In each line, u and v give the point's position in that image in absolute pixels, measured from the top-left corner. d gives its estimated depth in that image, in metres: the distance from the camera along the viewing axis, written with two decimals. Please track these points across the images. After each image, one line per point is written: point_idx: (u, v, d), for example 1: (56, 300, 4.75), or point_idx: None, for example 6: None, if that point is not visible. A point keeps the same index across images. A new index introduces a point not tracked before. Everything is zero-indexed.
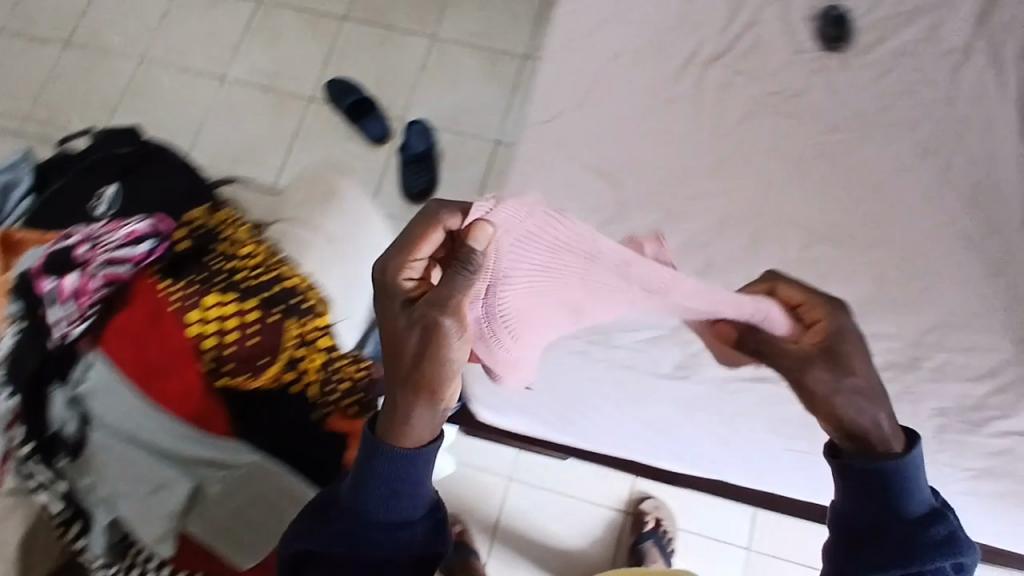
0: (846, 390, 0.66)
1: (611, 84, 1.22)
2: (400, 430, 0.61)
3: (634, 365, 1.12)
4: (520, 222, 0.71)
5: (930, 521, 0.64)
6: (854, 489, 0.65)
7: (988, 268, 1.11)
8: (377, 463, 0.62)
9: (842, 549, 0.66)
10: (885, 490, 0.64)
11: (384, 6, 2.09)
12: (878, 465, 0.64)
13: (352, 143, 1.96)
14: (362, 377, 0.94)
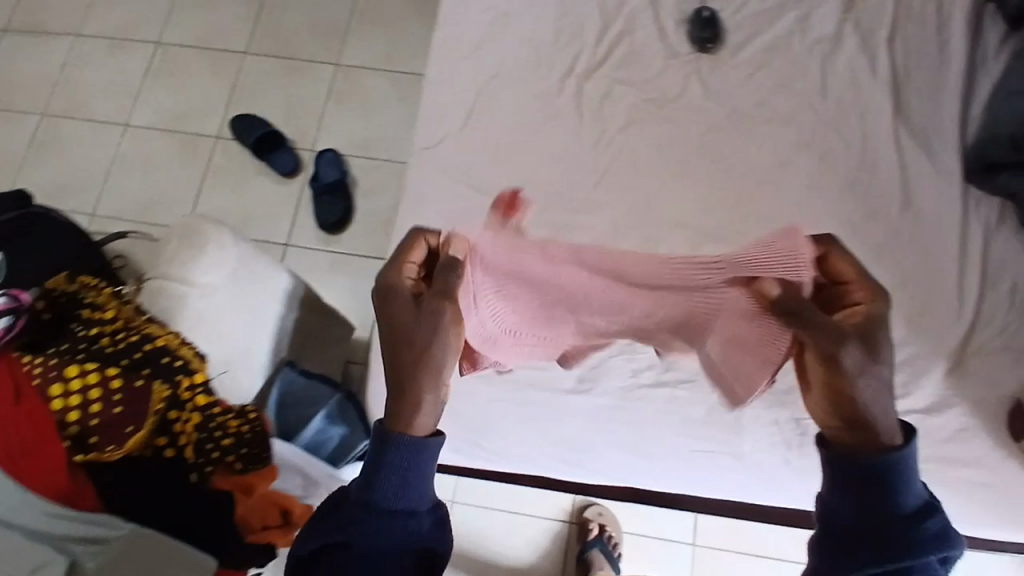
0: (869, 374, 0.59)
1: (493, 105, 1.24)
2: (406, 420, 0.61)
3: (533, 383, 1.12)
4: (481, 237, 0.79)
5: (923, 515, 0.59)
6: (846, 486, 0.60)
7: (874, 251, 1.12)
8: (388, 452, 0.60)
9: (832, 550, 0.61)
10: (877, 484, 0.59)
11: (286, 36, 2.06)
12: (874, 459, 0.59)
13: (264, 178, 1.93)
14: (244, 432, 0.91)
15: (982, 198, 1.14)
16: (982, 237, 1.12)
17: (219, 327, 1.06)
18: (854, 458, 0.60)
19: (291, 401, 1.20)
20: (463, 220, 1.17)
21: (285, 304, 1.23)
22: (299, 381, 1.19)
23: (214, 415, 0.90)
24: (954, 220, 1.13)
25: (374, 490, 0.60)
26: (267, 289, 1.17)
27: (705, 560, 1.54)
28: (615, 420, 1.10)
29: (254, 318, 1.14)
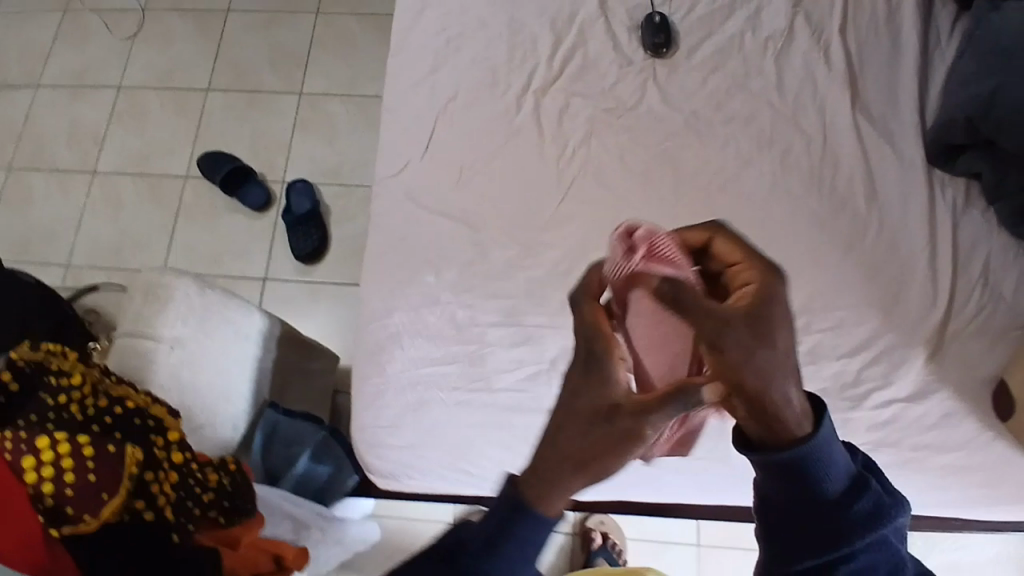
0: (757, 363, 0.50)
1: (454, 127, 1.23)
2: (542, 496, 0.54)
3: (521, 408, 1.10)
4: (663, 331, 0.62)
5: (852, 494, 0.54)
6: (779, 480, 0.54)
7: (842, 242, 1.12)
8: (519, 526, 0.54)
9: (767, 550, 0.57)
10: (796, 479, 0.53)
11: (247, 69, 2.05)
12: (788, 454, 0.53)
13: (236, 215, 1.91)
14: (225, 484, 0.90)
15: (947, 180, 1.14)
16: (951, 220, 1.12)
17: (195, 378, 1.07)
18: (769, 450, 0.54)
19: (275, 444, 1.17)
20: (433, 247, 1.17)
21: (261, 346, 1.22)
22: (283, 422, 1.18)
23: (193, 470, 0.88)
24: (919, 204, 1.13)
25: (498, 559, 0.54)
26: (239, 331, 1.16)
27: (712, 560, 1.53)
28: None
29: (227, 363, 1.13)
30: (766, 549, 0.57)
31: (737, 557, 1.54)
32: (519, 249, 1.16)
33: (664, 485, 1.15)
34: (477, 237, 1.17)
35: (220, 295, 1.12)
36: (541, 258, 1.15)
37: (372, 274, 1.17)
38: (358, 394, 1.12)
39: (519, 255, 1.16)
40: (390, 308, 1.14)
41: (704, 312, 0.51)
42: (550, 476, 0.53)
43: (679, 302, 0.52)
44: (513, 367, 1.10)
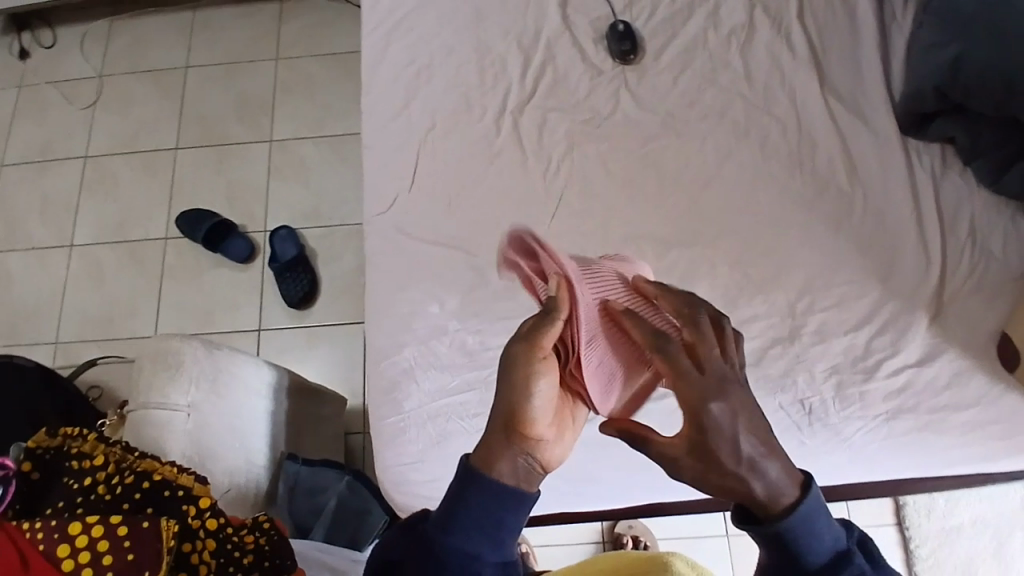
0: (718, 477, 0.54)
1: (437, 156, 1.24)
2: (487, 460, 0.64)
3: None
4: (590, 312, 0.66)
5: (838, 568, 0.57)
6: (770, 552, 0.57)
7: (831, 221, 1.15)
8: (467, 494, 0.63)
9: None
10: (784, 552, 0.57)
11: (214, 123, 2.04)
12: (770, 529, 0.56)
13: (221, 269, 1.90)
14: (263, 542, 0.89)
15: (922, 148, 1.17)
16: (932, 185, 1.15)
17: (218, 441, 1.06)
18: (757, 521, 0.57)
19: (300, 495, 1.17)
20: (433, 278, 1.17)
21: (274, 399, 1.22)
22: (303, 474, 1.17)
23: (229, 533, 0.87)
24: (900, 174, 1.16)
25: (453, 527, 0.63)
26: (251, 386, 1.15)
27: (743, 546, 1.55)
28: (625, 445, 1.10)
29: (243, 420, 1.12)
30: None
31: None
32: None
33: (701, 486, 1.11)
34: (475, 262, 1.18)
35: (226, 352, 1.11)
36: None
37: (375, 313, 1.17)
38: (377, 436, 1.11)
39: None
40: (400, 344, 1.14)
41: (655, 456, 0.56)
42: (487, 439, 0.64)
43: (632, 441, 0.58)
44: None
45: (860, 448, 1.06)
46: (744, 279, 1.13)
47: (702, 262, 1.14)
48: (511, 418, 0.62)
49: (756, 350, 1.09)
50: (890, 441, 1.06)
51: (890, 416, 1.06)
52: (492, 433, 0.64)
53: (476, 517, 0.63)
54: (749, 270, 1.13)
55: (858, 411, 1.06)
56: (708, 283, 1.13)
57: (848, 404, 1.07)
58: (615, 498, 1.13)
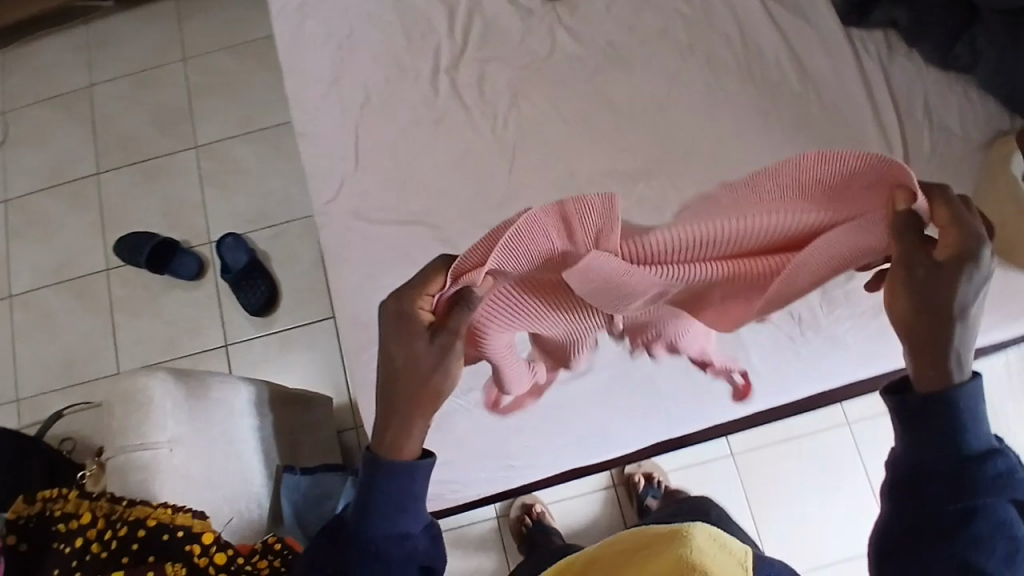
0: (937, 318, 0.64)
1: (378, 131, 1.18)
2: (398, 446, 0.72)
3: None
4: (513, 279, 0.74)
5: (992, 459, 0.65)
6: (909, 426, 0.67)
7: (789, 125, 1.12)
8: (379, 479, 0.71)
9: (907, 490, 0.67)
10: (947, 430, 0.65)
11: (134, 138, 1.92)
12: (938, 402, 0.65)
13: (174, 291, 1.81)
14: (276, 565, 0.86)
15: (867, 37, 1.15)
16: (882, 72, 1.13)
17: (204, 472, 1.00)
18: (916, 397, 0.66)
19: (308, 500, 1.15)
20: (399, 258, 1.12)
21: (257, 413, 1.17)
22: (306, 481, 1.15)
23: (242, 563, 0.83)
24: (850, 65, 1.13)
25: (372, 517, 0.71)
26: (230, 406, 1.10)
27: (750, 464, 1.57)
28: (630, 388, 1.07)
29: (232, 443, 1.08)
30: (904, 489, 0.67)
31: (773, 454, 1.57)
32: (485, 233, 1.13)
33: (706, 415, 1.08)
34: (439, 235, 1.13)
35: (195, 378, 1.05)
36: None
37: (346, 306, 1.11)
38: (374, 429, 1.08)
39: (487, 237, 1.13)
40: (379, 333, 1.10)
41: (910, 308, 0.64)
42: (400, 422, 0.71)
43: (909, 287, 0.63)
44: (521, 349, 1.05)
45: (857, 347, 1.05)
46: None
47: (669, 190, 1.11)
48: (421, 394, 0.71)
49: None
50: (885, 333, 1.04)
51: (878, 310, 1.04)
52: (402, 416, 0.71)
53: (391, 500, 0.72)
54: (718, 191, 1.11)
55: (848, 311, 1.04)
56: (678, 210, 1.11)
57: (836, 306, 1.05)
58: (622, 447, 1.10)
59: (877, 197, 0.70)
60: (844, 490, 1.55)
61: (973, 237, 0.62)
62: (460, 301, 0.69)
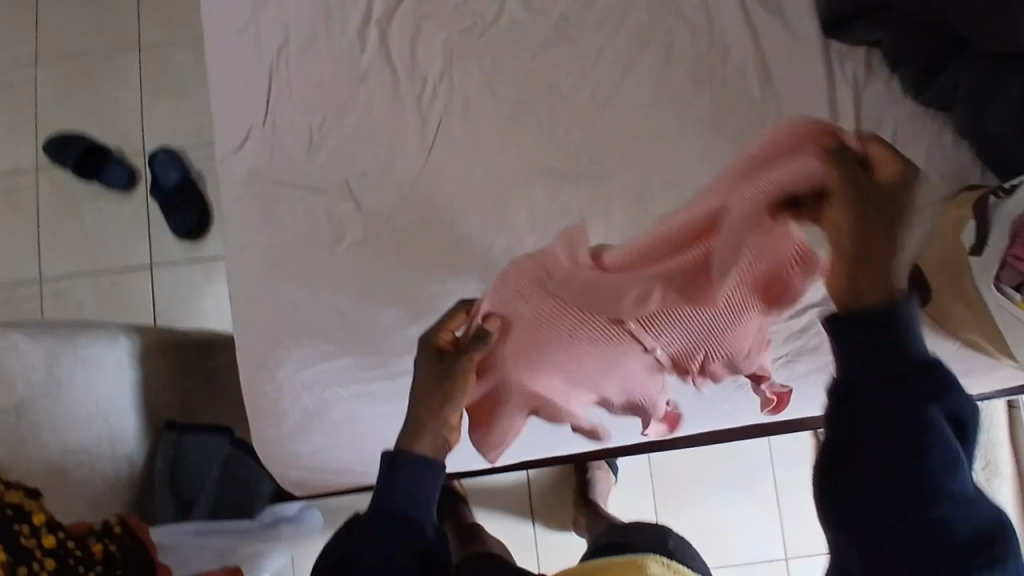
0: (887, 233, 0.66)
1: (293, 83, 1.06)
2: (410, 443, 0.78)
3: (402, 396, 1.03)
4: (531, 311, 0.84)
5: (931, 371, 0.61)
6: (851, 344, 0.63)
7: (739, 141, 1.02)
8: (401, 459, 0.76)
9: (847, 409, 0.62)
10: (888, 341, 0.62)
11: (74, 29, 1.77)
12: (870, 320, 0.62)
13: (104, 201, 1.72)
14: (112, 552, 0.82)
15: (845, 53, 1.02)
16: (852, 96, 1.02)
17: (62, 437, 0.97)
18: (862, 315, 0.63)
19: (181, 465, 1.11)
20: (300, 230, 1.04)
21: (145, 366, 1.11)
22: (187, 440, 1.12)
23: (73, 548, 0.78)
24: (818, 83, 1.02)
25: (392, 491, 0.75)
26: (108, 363, 1.03)
27: (667, 483, 1.56)
28: None
29: (96, 406, 1.01)
30: (843, 403, 0.63)
31: (693, 474, 1.55)
32: (395, 213, 1.04)
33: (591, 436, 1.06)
34: (346, 209, 1.04)
35: (63, 335, 1.00)
36: (418, 220, 1.03)
37: (239, 272, 1.05)
38: (253, 410, 1.04)
39: (394, 219, 1.04)
40: (268, 309, 1.03)
41: (859, 216, 0.67)
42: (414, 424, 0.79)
43: (863, 213, 0.67)
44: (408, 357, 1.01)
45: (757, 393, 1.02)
46: (643, 214, 1.01)
47: (598, 198, 1.02)
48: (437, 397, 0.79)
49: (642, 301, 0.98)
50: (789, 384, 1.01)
51: (791, 359, 0.99)
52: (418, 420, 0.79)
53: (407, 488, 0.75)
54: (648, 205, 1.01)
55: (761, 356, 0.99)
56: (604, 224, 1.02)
57: None
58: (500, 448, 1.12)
59: (805, 150, 0.74)
60: (751, 502, 1.54)
61: (904, 162, 0.72)
62: (475, 337, 0.84)
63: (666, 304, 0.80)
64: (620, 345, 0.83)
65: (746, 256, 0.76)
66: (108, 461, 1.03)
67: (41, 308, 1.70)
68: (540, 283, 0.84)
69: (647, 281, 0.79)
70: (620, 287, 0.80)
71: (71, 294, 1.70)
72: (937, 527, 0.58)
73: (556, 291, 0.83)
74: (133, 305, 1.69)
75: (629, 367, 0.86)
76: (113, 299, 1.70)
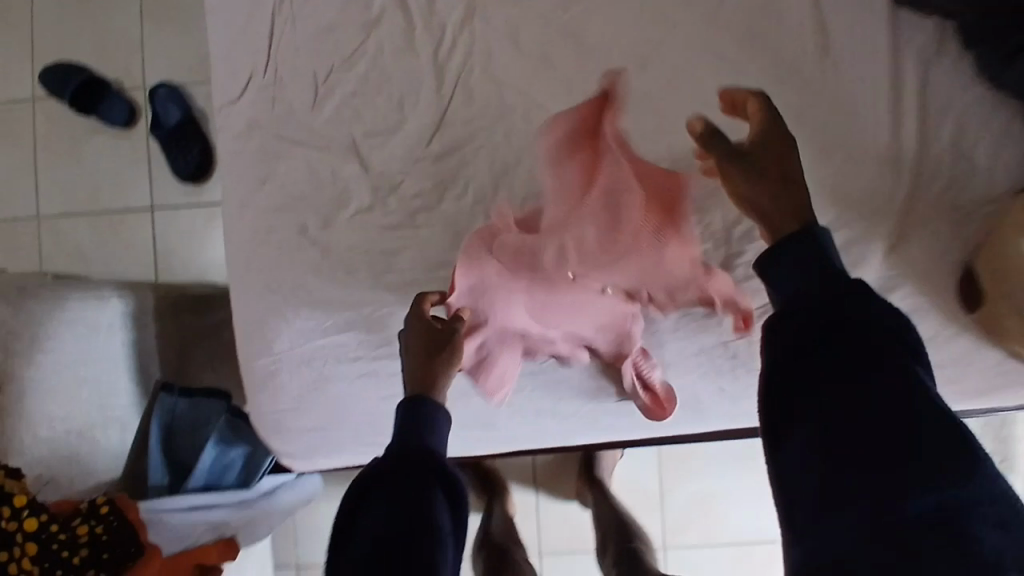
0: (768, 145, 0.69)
1: (293, 29, 0.96)
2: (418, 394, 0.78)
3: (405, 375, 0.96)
4: (474, 285, 0.90)
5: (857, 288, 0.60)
6: (785, 278, 0.63)
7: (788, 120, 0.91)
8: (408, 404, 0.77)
9: (794, 350, 0.60)
10: (816, 267, 0.61)
11: None
12: (789, 248, 0.63)
13: (103, 137, 1.64)
14: (100, 533, 0.80)
15: (918, 23, 0.89)
16: (920, 74, 0.89)
17: (58, 399, 0.93)
18: (784, 249, 0.63)
19: (176, 431, 1.08)
20: (300, 193, 0.96)
21: (134, 329, 1.06)
22: (182, 406, 1.09)
23: (55, 532, 0.79)
24: (884, 56, 0.90)
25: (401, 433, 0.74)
26: (95, 327, 0.99)
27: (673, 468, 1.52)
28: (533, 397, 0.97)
29: (83, 371, 0.97)
30: (786, 341, 0.61)
31: (701, 461, 1.52)
32: (402, 180, 0.94)
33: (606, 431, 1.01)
34: (352, 172, 0.95)
35: (55, 297, 0.95)
36: (428, 188, 0.94)
37: (233, 236, 0.98)
38: (251, 379, 0.98)
39: (399, 188, 0.94)
40: (266, 276, 0.96)
41: (768, 144, 0.68)
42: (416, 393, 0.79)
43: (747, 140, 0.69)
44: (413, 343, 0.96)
45: None
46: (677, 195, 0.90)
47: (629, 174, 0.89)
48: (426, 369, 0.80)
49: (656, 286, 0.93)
50: None
51: None
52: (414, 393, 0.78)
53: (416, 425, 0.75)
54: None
55: None
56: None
57: None
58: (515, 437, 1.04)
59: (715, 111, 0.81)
60: (760, 490, 1.50)
61: (745, 93, 0.78)
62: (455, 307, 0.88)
63: (594, 253, 0.87)
64: (574, 296, 0.91)
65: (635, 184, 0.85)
66: (105, 424, 0.99)
67: (40, 249, 1.65)
68: (485, 260, 0.90)
69: (579, 227, 0.86)
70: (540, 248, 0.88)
71: (71, 237, 1.65)
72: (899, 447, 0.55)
73: (488, 257, 0.89)
74: (133, 252, 1.63)
75: (592, 310, 0.92)
76: (113, 246, 1.64)
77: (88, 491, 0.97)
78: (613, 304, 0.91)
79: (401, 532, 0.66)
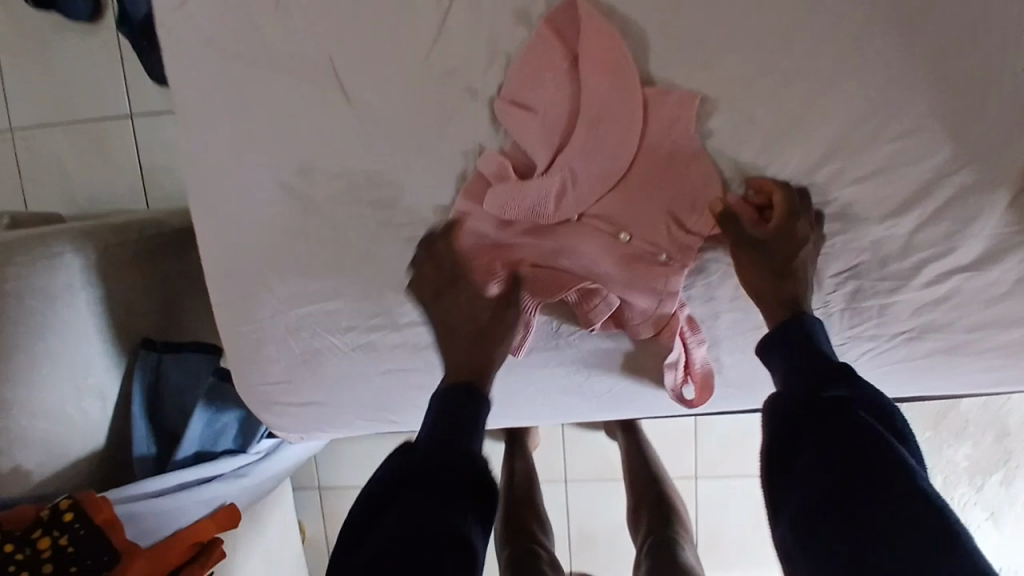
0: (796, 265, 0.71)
1: None
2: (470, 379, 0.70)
3: (407, 346, 0.83)
4: (489, 221, 0.74)
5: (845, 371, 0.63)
6: (786, 365, 0.66)
7: (917, 19, 0.63)
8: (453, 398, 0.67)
9: (788, 425, 0.60)
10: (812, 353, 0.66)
11: None
12: (790, 332, 0.68)
13: (61, 29, 1.40)
14: (65, 544, 0.73)
15: None
16: None
17: (38, 373, 0.84)
18: (781, 336, 0.69)
19: (165, 393, 0.98)
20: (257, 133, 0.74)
21: (97, 290, 0.91)
22: (168, 363, 0.98)
23: (11, 553, 0.72)
24: None
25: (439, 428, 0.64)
26: (55, 294, 0.85)
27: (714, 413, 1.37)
28: (559, 377, 0.83)
29: (47, 341, 0.85)
30: (778, 416, 0.62)
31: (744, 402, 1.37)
32: (387, 116, 0.72)
33: (636, 411, 0.87)
34: (321, 100, 0.72)
35: (15, 260, 0.82)
36: (421, 125, 0.72)
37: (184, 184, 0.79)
38: (232, 350, 0.85)
39: (383, 125, 0.72)
40: (235, 232, 0.78)
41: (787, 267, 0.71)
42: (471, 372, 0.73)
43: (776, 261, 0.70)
44: (413, 312, 0.81)
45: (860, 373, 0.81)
46: (745, 135, 0.68)
47: (680, 106, 0.67)
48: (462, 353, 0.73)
49: (711, 246, 0.73)
50: (902, 363, 0.79)
51: (912, 336, 0.76)
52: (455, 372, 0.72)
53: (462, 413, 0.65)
54: (762, 111, 0.67)
55: (875, 330, 0.76)
56: (694, 131, 0.68)
57: (860, 318, 0.76)
58: (529, 418, 0.89)
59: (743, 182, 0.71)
60: None
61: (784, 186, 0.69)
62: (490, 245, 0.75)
63: (595, 192, 0.71)
64: (583, 241, 0.74)
65: (635, 110, 0.67)
66: (88, 395, 0.91)
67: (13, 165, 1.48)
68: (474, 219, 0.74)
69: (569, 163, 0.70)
70: (533, 189, 0.71)
71: (39, 152, 1.46)
72: (895, 512, 0.51)
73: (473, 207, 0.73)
74: (104, 169, 1.43)
75: (598, 257, 0.74)
76: (82, 163, 1.44)
77: (58, 470, 0.87)
78: (629, 249, 0.73)
79: (446, 530, 0.55)
